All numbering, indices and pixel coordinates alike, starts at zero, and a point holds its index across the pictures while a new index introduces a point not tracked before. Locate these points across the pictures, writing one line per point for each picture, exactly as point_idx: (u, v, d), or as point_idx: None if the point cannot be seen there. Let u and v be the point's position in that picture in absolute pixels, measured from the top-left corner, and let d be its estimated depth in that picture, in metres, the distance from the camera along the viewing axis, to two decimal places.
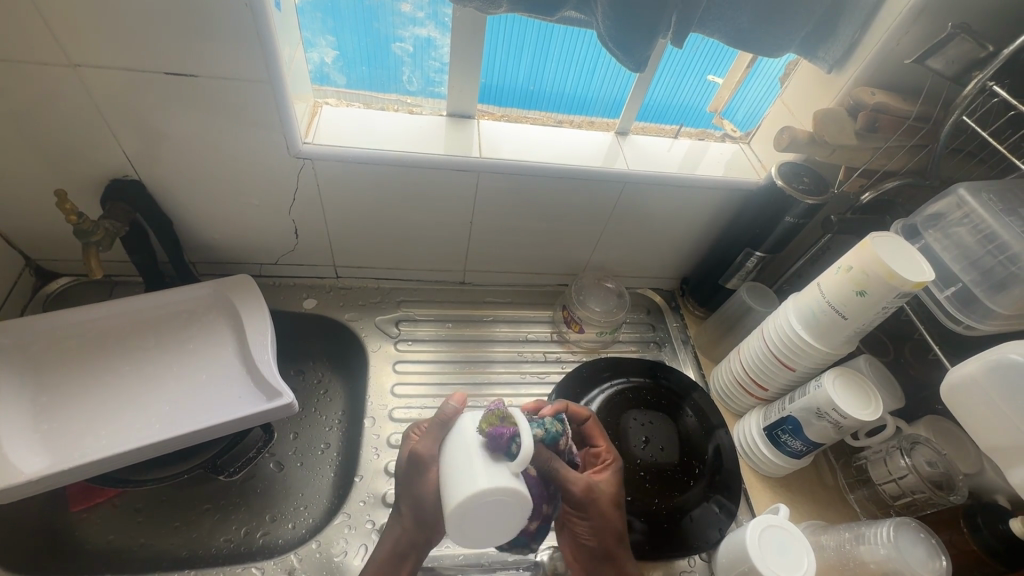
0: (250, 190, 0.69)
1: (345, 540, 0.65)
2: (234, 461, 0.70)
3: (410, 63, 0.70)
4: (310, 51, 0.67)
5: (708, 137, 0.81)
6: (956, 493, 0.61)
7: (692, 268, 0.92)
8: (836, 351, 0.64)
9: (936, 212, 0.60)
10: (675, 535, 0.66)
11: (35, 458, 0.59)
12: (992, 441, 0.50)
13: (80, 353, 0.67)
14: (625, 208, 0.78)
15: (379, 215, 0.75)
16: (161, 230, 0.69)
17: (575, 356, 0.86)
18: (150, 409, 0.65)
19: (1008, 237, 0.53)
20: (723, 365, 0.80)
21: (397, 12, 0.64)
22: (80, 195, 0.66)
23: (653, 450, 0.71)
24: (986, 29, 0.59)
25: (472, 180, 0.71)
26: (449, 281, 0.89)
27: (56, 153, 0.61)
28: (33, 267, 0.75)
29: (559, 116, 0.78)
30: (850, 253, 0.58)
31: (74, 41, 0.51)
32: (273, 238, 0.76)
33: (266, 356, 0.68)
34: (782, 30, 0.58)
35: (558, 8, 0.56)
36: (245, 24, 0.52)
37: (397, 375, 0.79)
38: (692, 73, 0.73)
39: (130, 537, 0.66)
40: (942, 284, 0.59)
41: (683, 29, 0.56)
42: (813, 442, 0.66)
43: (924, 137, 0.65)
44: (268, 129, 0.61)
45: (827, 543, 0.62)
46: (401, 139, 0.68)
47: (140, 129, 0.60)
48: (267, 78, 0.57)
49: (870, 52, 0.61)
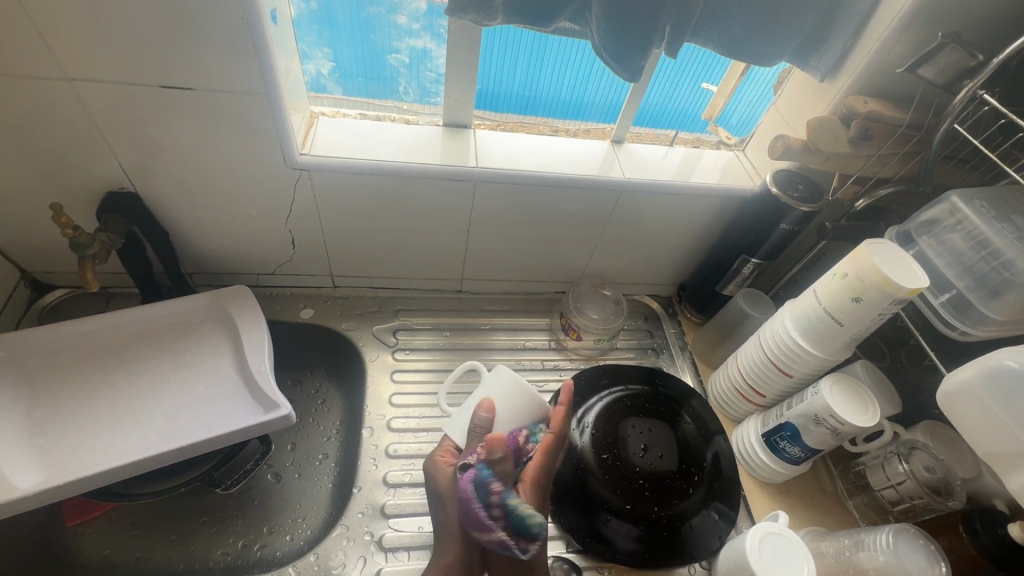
0: (246, 201, 0.69)
1: (343, 552, 0.64)
2: (231, 474, 0.69)
3: (406, 73, 0.70)
4: (307, 63, 0.68)
5: (703, 144, 0.81)
6: (955, 498, 0.61)
7: (689, 275, 0.92)
8: (832, 357, 0.64)
9: (930, 218, 0.61)
10: (675, 543, 0.66)
11: (30, 473, 0.58)
12: (988, 447, 0.51)
13: (75, 366, 0.67)
14: (622, 214, 0.78)
15: (377, 225, 0.75)
16: (157, 242, 0.69)
17: (573, 364, 0.86)
18: (146, 423, 0.65)
19: (1001, 243, 0.54)
20: (721, 371, 0.81)
21: (393, 23, 0.64)
22: (75, 207, 0.66)
23: (653, 458, 0.70)
24: (975, 38, 0.60)
25: (469, 189, 0.71)
26: (447, 289, 0.89)
27: (51, 166, 0.61)
28: (28, 280, 0.74)
29: (554, 124, 0.78)
30: (845, 260, 0.58)
31: (70, 56, 0.52)
32: (270, 249, 0.76)
33: (263, 367, 0.68)
34: (774, 40, 0.58)
35: (553, 19, 0.56)
36: (240, 37, 0.52)
37: (395, 384, 0.79)
38: (684, 81, 0.74)
39: (126, 552, 0.65)
40: (937, 290, 0.59)
41: (677, 40, 0.57)
42: (811, 448, 0.67)
43: (916, 144, 0.65)
44: (264, 139, 0.61)
45: (826, 549, 0.62)
46: (398, 149, 0.69)
47: (137, 141, 0.60)
48: (264, 91, 0.57)
49: (861, 62, 0.61)
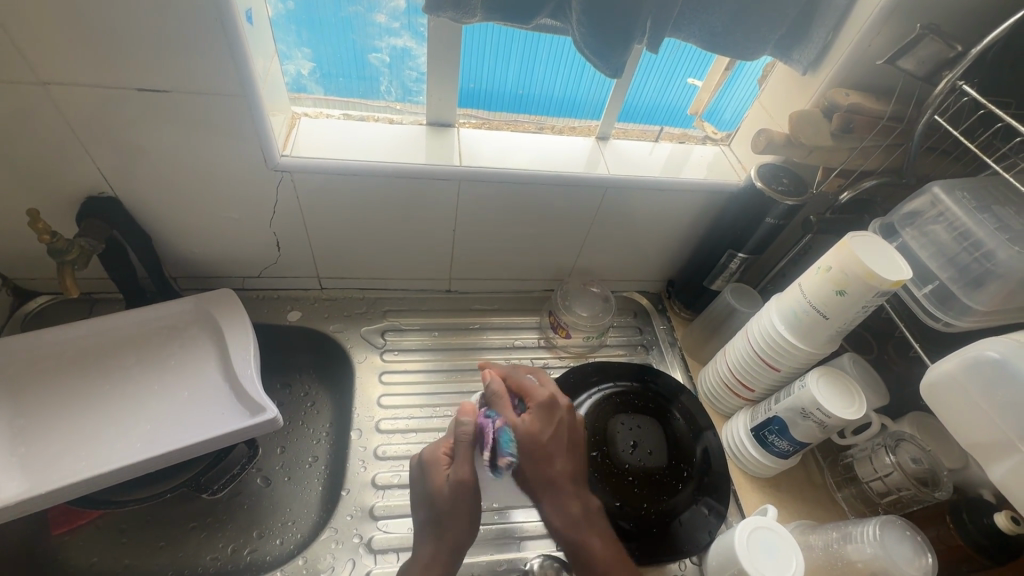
0: (229, 204, 0.68)
1: (332, 555, 0.64)
2: (218, 479, 0.69)
3: (388, 73, 0.70)
4: (287, 63, 0.67)
5: (689, 139, 0.81)
6: (942, 489, 0.61)
7: (677, 271, 0.92)
8: (818, 350, 0.64)
9: (913, 210, 0.61)
10: (665, 540, 0.65)
11: (12, 482, 0.58)
12: (971, 438, 0.51)
13: (59, 373, 0.66)
14: (608, 211, 0.78)
15: (362, 226, 0.75)
16: (139, 246, 0.68)
17: (563, 361, 0.86)
18: (131, 429, 0.64)
19: (982, 234, 0.54)
20: (710, 366, 0.81)
21: (373, 22, 0.64)
22: (55, 213, 0.65)
23: (642, 454, 0.70)
24: (955, 29, 0.60)
25: (454, 188, 0.71)
26: (435, 289, 0.89)
27: (29, 172, 0.60)
28: (11, 287, 0.73)
29: (543, 121, 0.78)
30: (829, 253, 0.58)
31: (43, 60, 0.51)
32: (256, 251, 0.76)
33: (248, 370, 0.68)
34: (755, 33, 0.58)
35: (533, 16, 0.56)
36: (215, 38, 0.52)
37: (384, 385, 0.79)
38: (676, 76, 0.74)
39: (114, 559, 0.65)
40: (920, 281, 0.59)
41: (658, 34, 0.56)
42: (799, 441, 0.67)
43: (899, 137, 0.65)
44: (245, 141, 0.61)
45: (815, 542, 0.62)
46: (381, 149, 0.68)
47: (115, 145, 0.59)
48: (241, 92, 0.56)
49: (841, 55, 0.61)
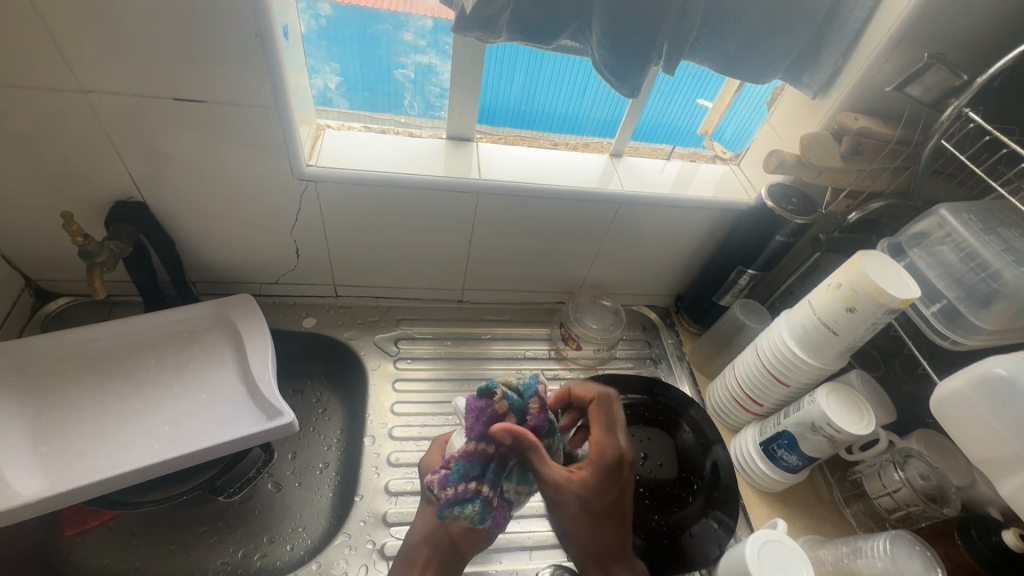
0: (253, 211, 0.70)
1: (345, 560, 0.64)
2: (233, 482, 0.69)
3: (411, 88, 0.72)
4: (315, 77, 0.69)
5: (699, 157, 0.84)
6: (950, 505, 0.63)
7: (686, 286, 0.94)
8: (827, 367, 0.65)
9: (920, 231, 0.63)
10: (675, 553, 0.66)
11: (32, 480, 0.58)
12: (981, 453, 0.51)
13: (79, 375, 0.67)
14: (621, 225, 0.79)
15: (380, 236, 0.76)
16: (163, 250, 0.69)
17: (573, 373, 0.87)
18: (150, 430, 0.65)
19: (988, 255, 0.56)
20: (719, 381, 0.81)
21: (399, 40, 0.66)
22: (82, 216, 0.67)
23: (652, 467, 0.71)
24: (962, 58, 0.62)
25: (472, 200, 0.73)
26: (448, 299, 0.91)
27: (60, 174, 0.62)
28: (32, 288, 0.75)
29: (552, 137, 0.80)
30: (838, 271, 0.60)
31: (85, 67, 0.53)
32: (275, 258, 0.77)
33: (266, 375, 0.68)
34: (769, 57, 0.60)
35: (554, 37, 0.58)
36: (252, 51, 0.54)
37: (397, 394, 0.79)
38: (679, 98, 0.76)
39: (125, 562, 0.65)
40: (928, 299, 0.60)
41: (675, 57, 0.58)
42: (808, 456, 0.67)
43: (906, 159, 0.68)
44: (274, 151, 0.63)
45: (825, 557, 0.63)
46: (403, 161, 0.70)
47: (147, 151, 0.61)
48: (274, 104, 0.59)
49: (850, 83, 0.64)
